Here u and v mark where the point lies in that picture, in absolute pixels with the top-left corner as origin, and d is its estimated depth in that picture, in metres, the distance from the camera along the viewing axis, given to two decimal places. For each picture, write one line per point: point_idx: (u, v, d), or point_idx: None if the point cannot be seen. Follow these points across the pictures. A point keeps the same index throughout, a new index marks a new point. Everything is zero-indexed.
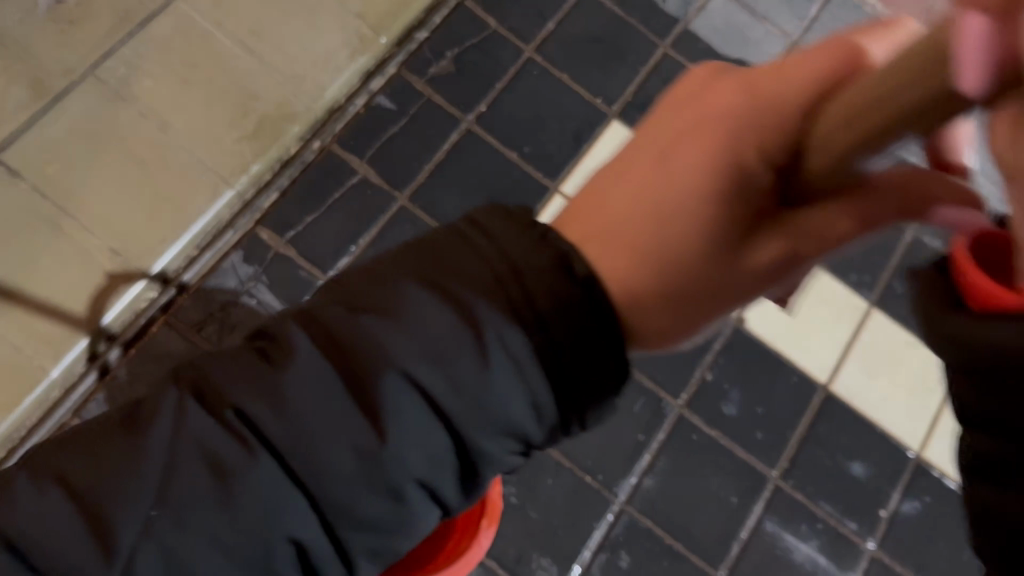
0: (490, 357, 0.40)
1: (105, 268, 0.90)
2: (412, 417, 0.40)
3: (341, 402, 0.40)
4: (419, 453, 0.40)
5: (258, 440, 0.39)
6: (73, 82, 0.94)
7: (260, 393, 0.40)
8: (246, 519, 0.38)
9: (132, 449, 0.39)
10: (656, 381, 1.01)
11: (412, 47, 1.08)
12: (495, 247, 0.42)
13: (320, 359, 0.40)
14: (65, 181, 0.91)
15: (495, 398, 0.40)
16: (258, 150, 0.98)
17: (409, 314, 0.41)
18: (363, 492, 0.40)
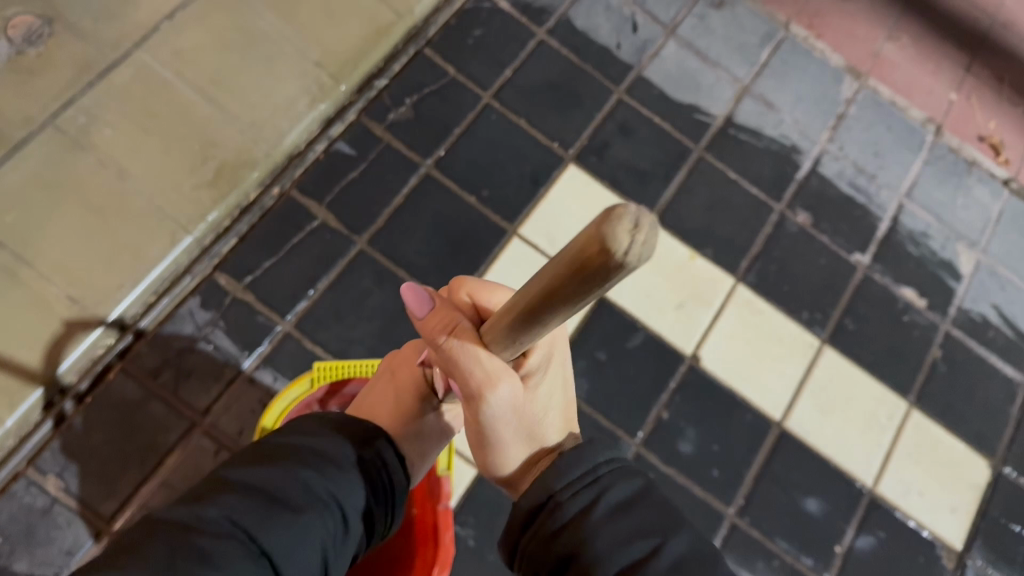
0: (340, 468, 0.66)
1: (62, 315, 0.90)
2: (314, 505, 0.62)
3: (262, 503, 0.60)
4: (325, 524, 0.62)
5: (239, 523, 0.57)
6: (33, 132, 0.95)
7: (226, 500, 0.58)
8: (249, 561, 0.55)
9: (145, 552, 0.52)
10: (613, 421, 1.03)
11: (372, 95, 1.10)
12: (302, 437, 0.67)
13: (246, 482, 0.61)
14: (23, 230, 0.92)
15: (346, 496, 0.65)
16: (217, 197, 0.99)
17: (272, 468, 0.63)
18: (303, 553, 0.60)
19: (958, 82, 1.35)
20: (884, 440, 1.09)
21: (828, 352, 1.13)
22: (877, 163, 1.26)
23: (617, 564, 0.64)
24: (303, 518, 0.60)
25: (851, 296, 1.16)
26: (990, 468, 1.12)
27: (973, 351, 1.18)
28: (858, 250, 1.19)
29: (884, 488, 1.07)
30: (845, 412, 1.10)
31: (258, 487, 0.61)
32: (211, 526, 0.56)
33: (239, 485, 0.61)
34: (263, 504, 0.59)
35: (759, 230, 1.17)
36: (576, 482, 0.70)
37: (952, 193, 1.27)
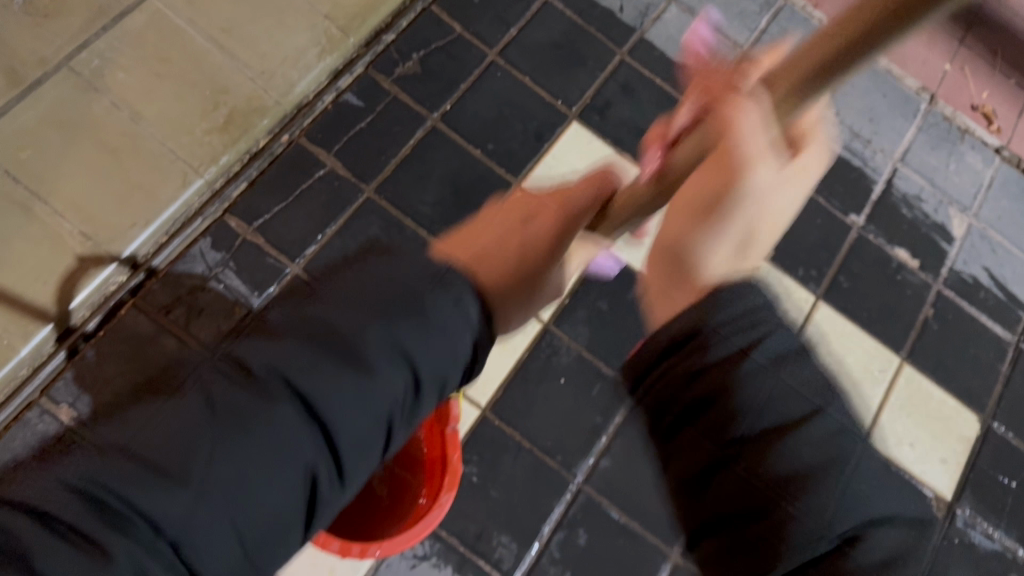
0: (425, 314, 0.49)
1: (76, 251, 0.92)
2: (384, 364, 0.47)
3: (317, 353, 0.46)
4: (389, 386, 0.47)
5: (274, 382, 0.45)
6: (47, 73, 0.97)
7: (267, 357, 0.45)
8: (269, 446, 0.43)
9: (177, 410, 0.44)
10: (613, 368, 1.05)
11: (379, 48, 1.12)
12: (388, 268, 0.51)
13: (303, 325, 0.47)
14: (37, 166, 0.94)
15: (427, 349, 0.49)
16: (228, 142, 1.01)
17: (344, 299, 0.48)
18: (363, 414, 0.46)
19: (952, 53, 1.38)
20: (876, 393, 1.12)
21: (822, 308, 1.15)
22: (872, 128, 1.28)
23: (764, 428, 0.48)
24: (363, 384, 0.46)
25: (845, 255, 1.19)
26: (979, 423, 1.15)
27: (965, 310, 1.21)
28: (853, 211, 1.22)
29: (876, 438, 1.10)
30: (839, 365, 1.12)
31: (322, 334, 0.46)
32: (253, 380, 0.45)
33: (299, 330, 0.47)
34: (320, 356, 0.46)
35: None
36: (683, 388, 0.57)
37: (946, 159, 1.30)
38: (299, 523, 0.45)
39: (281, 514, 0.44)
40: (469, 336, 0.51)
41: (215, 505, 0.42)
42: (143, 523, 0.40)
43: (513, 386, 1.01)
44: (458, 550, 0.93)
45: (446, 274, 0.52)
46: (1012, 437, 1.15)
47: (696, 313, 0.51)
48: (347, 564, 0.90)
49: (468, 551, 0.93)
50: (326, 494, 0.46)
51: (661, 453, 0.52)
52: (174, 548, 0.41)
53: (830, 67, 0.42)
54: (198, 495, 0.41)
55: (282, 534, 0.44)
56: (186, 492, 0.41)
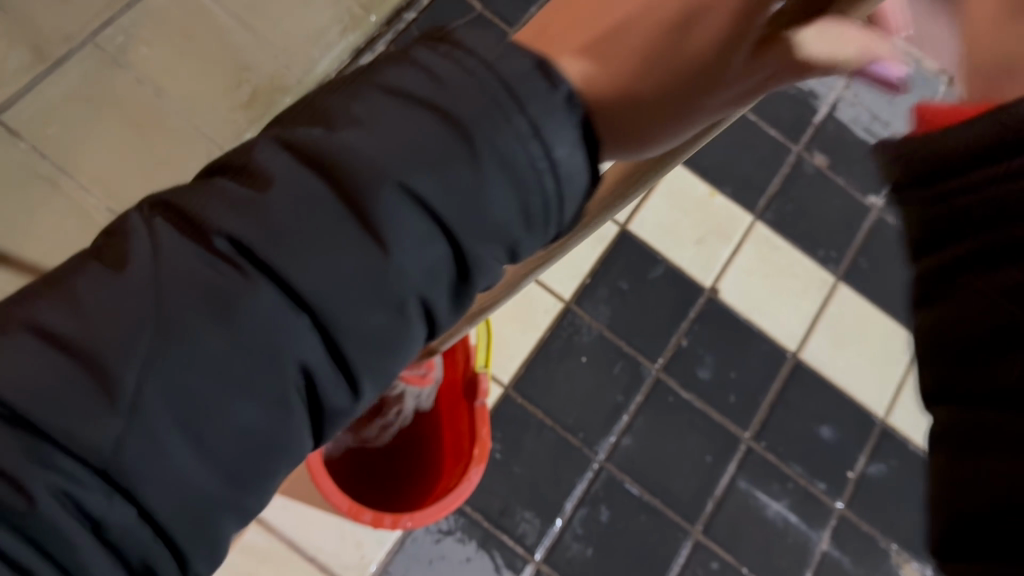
0: (474, 157, 0.34)
1: (102, 226, 0.92)
2: (423, 228, 0.33)
3: (324, 213, 0.32)
4: (419, 261, 0.34)
5: (253, 263, 0.32)
6: (72, 48, 0.97)
7: (247, 210, 0.32)
8: (252, 344, 0.31)
9: (106, 288, 0.31)
10: (634, 347, 1.05)
11: (400, 27, 1.12)
12: (440, 72, 0.35)
13: (304, 174, 0.33)
14: (63, 142, 0.94)
15: (490, 200, 0.34)
16: (252, 119, 1.02)
17: (381, 122, 0.34)
18: (378, 299, 0.33)
19: None
20: (896, 374, 1.12)
21: (843, 289, 1.15)
22: (892, 110, 1.28)
23: None
24: (378, 264, 0.33)
25: (865, 236, 1.19)
26: None
27: None
28: (873, 192, 1.22)
29: (895, 419, 1.10)
30: (859, 346, 1.13)
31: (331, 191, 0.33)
32: (223, 258, 0.32)
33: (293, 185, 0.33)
34: (322, 222, 0.32)
35: (777, 169, 1.19)
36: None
37: None
38: (302, 439, 0.34)
39: (259, 438, 0.32)
40: (552, 178, 0.35)
41: (162, 431, 0.30)
42: (67, 457, 0.29)
43: (536, 364, 1.01)
44: (482, 525, 0.94)
45: (516, 79, 0.34)
46: None
47: None
48: (372, 537, 0.91)
49: (492, 526, 0.94)
50: (335, 411, 0.34)
51: (924, 275, 0.38)
52: (110, 484, 0.30)
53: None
54: (138, 425, 0.30)
55: (265, 466, 0.33)
56: (116, 418, 0.30)
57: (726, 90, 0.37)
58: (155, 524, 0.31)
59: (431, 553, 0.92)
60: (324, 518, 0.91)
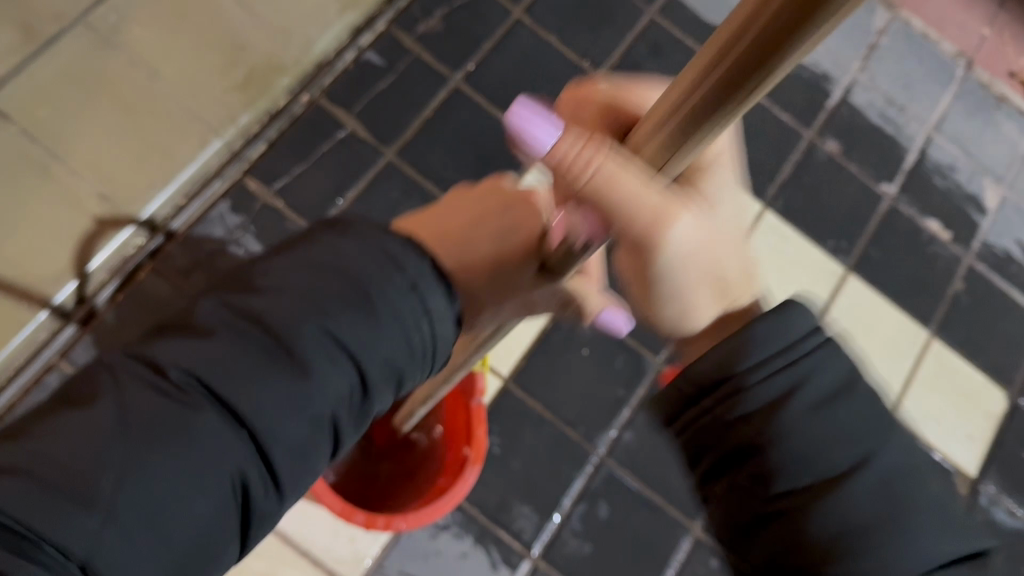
0: (369, 306, 0.44)
1: (94, 213, 0.90)
2: (325, 363, 0.43)
3: (252, 354, 0.41)
4: (336, 384, 0.43)
5: (204, 391, 0.39)
6: (64, 28, 0.94)
7: (194, 357, 0.40)
8: (204, 448, 0.38)
9: (78, 417, 0.37)
10: (637, 339, 1.03)
11: (401, 4, 1.08)
12: (331, 248, 0.45)
13: (237, 323, 0.42)
14: (54, 125, 0.91)
15: (382, 341, 0.45)
16: (247, 102, 0.99)
17: (289, 287, 0.43)
18: (300, 414, 0.42)
19: (990, 17, 1.33)
20: (904, 368, 1.10)
21: (852, 281, 1.13)
22: (906, 95, 1.24)
23: (822, 501, 0.43)
24: (302, 382, 0.42)
25: (878, 224, 1.16)
26: (1006, 399, 1.13)
27: (996, 285, 1.18)
28: (886, 179, 1.19)
29: (903, 414, 1.08)
30: (867, 339, 1.10)
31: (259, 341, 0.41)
32: (174, 388, 0.39)
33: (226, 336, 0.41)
34: (256, 357, 0.41)
35: (787, 155, 1.16)
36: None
37: (980, 128, 1.26)
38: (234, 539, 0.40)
39: (207, 536, 0.38)
40: (423, 317, 0.46)
41: (133, 526, 0.35)
42: (49, 547, 0.33)
43: (537, 356, 1.00)
44: (478, 520, 0.93)
45: (399, 256, 0.45)
46: None
47: (712, 363, 0.46)
48: (366, 532, 0.90)
49: (490, 522, 0.93)
50: (266, 509, 0.41)
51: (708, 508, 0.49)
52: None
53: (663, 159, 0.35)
54: (112, 523, 0.35)
55: (216, 549, 0.39)
56: (93, 516, 0.34)
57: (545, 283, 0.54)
58: None
59: (427, 548, 0.91)
60: (320, 514, 0.90)
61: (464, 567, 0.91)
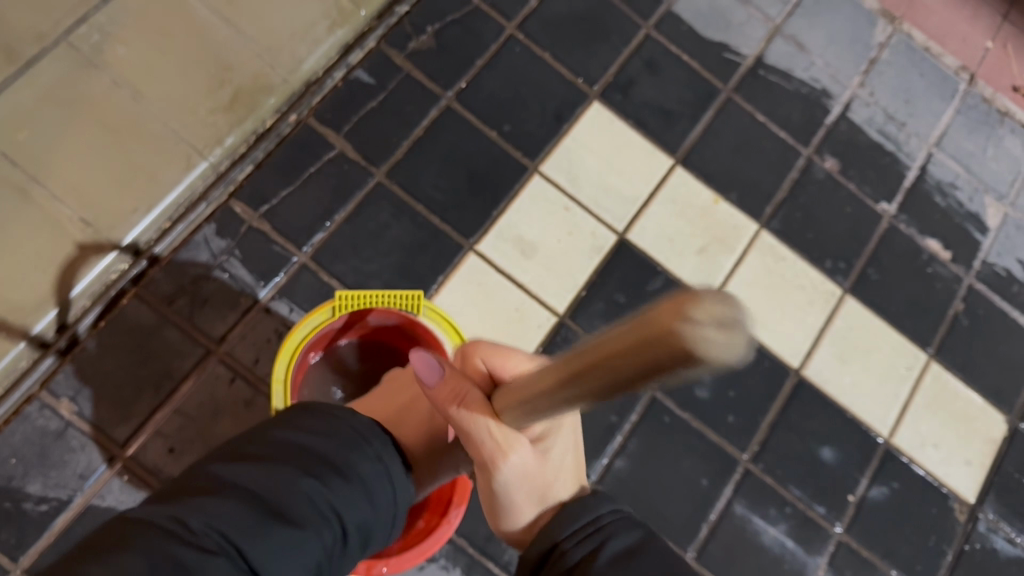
0: (347, 475, 0.61)
1: (76, 238, 0.89)
2: (316, 519, 0.57)
3: (256, 513, 0.55)
4: (317, 543, 0.57)
5: (226, 538, 0.52)
6: (45, 48, 0.93)
7: (215, 513, 0.53)
8: None
9: (136, 548, 0.48)
10: None
11: (392, 21, 1.07)
12: (306, 435, 0.62)
13: (246, 483, 0.56)
14: (35, 149, 0.90)
15: (343, 508, 0.60)
16: (233, 122, 0.97)
17: (278, 460, 0.59)
18: (299, 559, 0.56)
19: (994, 31, 1.31)
20: (903, 392, 1.08)
21: (850, 302, 1.11)
22: (907, 111, 1.22)
23: None
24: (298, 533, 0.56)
25: (877, 244, 1.14)
26: (1006, 423, 1.11)
27: (997, 306, 1.16)
28: (885, 198, 1.16)
29: (900, 439, 1.06)
30: (864, 363, 1.08)
31: (266, 504, 0.56)
32: (201, 542, 0.51)
33: (245, 492, 0.56)
34: (256, 518, 0.54)
35: (785, 173, 1.14)
36: (580, 530, 0.64)
37: (983, 144, 1.24)
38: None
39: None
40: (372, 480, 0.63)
41: None
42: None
43: None
44: (467, 552, 0.91)
45: (353, 440, 0.64)
46: None
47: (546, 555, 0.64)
48: None
49: (478, 553, 0.91)
50: None
51: None
52: None
53: (554, 394, 0.45)
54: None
55: None
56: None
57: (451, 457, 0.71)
58: None
59: None
60: None
61: None
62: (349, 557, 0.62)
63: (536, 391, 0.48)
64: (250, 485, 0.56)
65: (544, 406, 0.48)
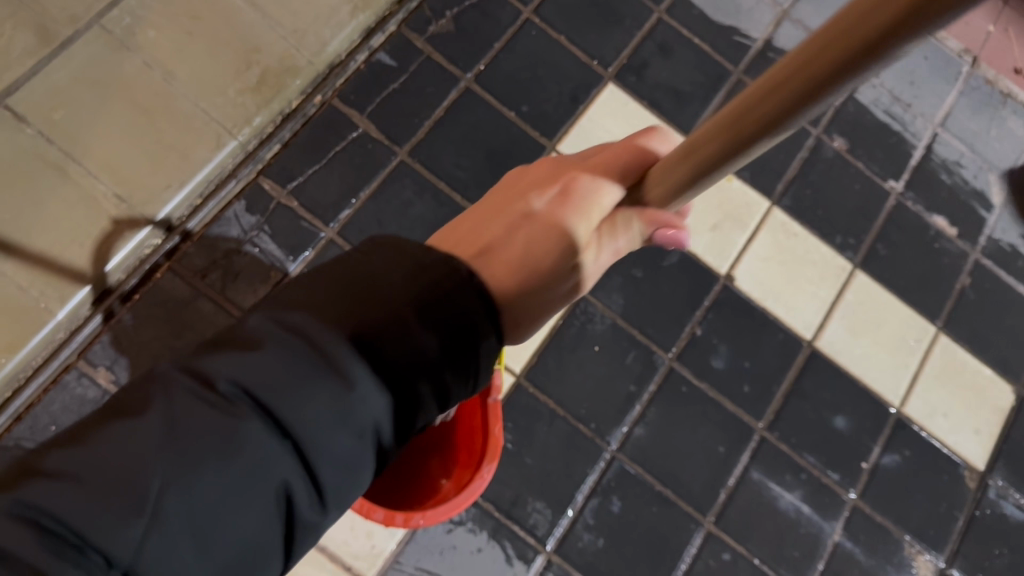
0: (416, 320, 0.42)
1: (111, 214, 0.91)
2: (372, 377, 0.40)
3: (295, 364, 0.39)
4: (378, 401, 0.41)
5: (250, 402, 0.37)
6: (78, 31, 0.95)
7: (237, 363, 0.38)
8: (244, 458, 0.36)
9: (129, 424, 0.35)
10: (647, 336, 1.04)
11: (412, 5, 1.09)
12: (377, 253, 0.44)
13: (283, 320, 0.40)
14: (69, 127, 0.92)
15: (412, 361, 0.42)
16: (261, 103, 1.00)
17: (331, 285, 0.42)
18: (349, 427, 0.40)
19: (996, 14, 1.33)
20: (913, 363, 1.11)
21: (860, 277, 1.13)
22: (912, 93, 1.25)
23: None
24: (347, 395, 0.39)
25: (886, 220, 1.17)
26: (1014, 393, 1.14)
27: (1003, 280, 1.19)
28: (893, 176, 1.19)
29: (911, 409, 1.09)
30: (875, 335, 1.11)
31: (303, 359, 0.39)
32: (222, 400, 0.37)
33: (278, 343, 0.39)
34: (293, 375, 0.38)
35: (795, 153, 1.17)
36: None
37: (987, 123, 1.26)
38: (277, 554, 0.39)
39: (251, 542, 0.37)
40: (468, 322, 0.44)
41: (174, 536, 0.34)
42: (96, 558, 0.32)
43: (548, 353, 1.00)
44: (493, 516, 0.93)
45: (420, 285, 0.43)
46: None
47: None
48: (383, 527, 0.91)
49: (504, 517, 0.94)
50: (309, 524, 0.40)
51: None
52: None
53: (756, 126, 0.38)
54: (162, 529, 0.34)
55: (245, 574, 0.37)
56: (142, 523, 0.33)
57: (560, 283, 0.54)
58: None
59: (443, 544, 0.92)
60: None
61: (479, 562, 0.92)
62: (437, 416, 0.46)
63: (706, 142, 0.42)
64: (286, 335, 0.40)
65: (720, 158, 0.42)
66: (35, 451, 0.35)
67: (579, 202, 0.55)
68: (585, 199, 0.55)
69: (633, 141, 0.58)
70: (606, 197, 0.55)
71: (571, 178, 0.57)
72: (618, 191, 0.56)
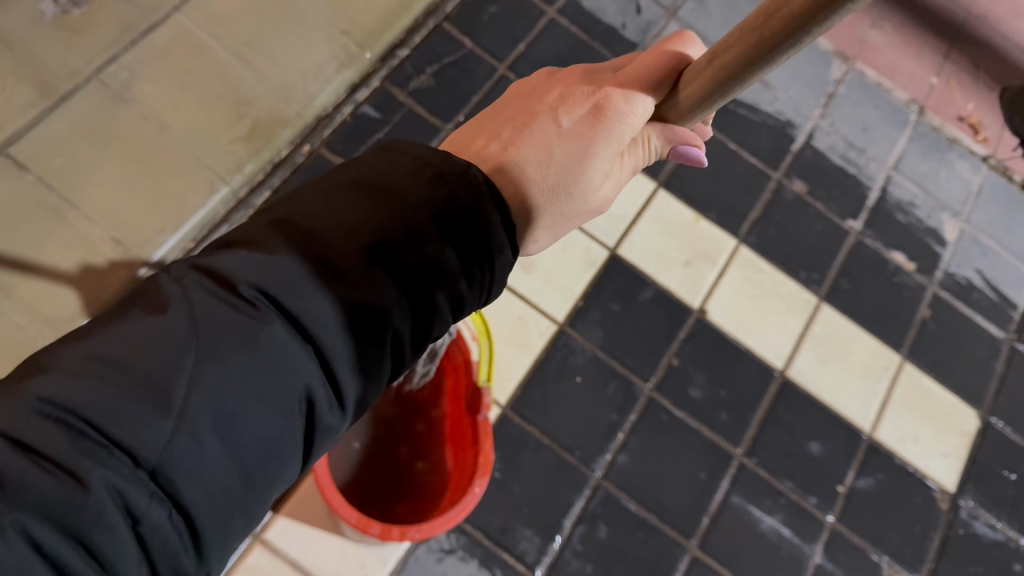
0: (426, 229, 0.49)
1: (106, 255, 0.94)
2: (385, 279, 0.47)
3: (313, 267, 0.46)
4: (395, 309, 0.48)
5: (274, 309, 0.44)
6: (77, 85, 1.00)
7: (263, 270, 0.44)
8: (265, 360, 0.43)
9: (153, 324, 0.42)
10: (627, 367, 1.08)
11: (395, 63, 1.16)
12: (388, 168, 0.51)
13: (307, 226, 0.47)
14: (68, 174, 0.97)
15: (423, 270, 0.49)
16: (251, 152, 1.04)
17: (345, 197, 0.49)
18: (363, 336, 0.46)
19: (938, 67, 1.41)
20: (880, 390, 1.15)
21: (825, 310, 1.19)
22: (866, 138, 1.32)
23: None
24: (363, 302, 0.46)
25: (847, 256, 1.23)
26: (979, 417, 1.18)
27: (961, 311, 1.24)
28: (852, 216, 1.26)
29: (881, 434, 1.13)
30: (844, 364, 1.16)
31: (334, 260, 0.46)
32: (244, 304, 0.44)
33: (304, 245, 0.46)
34: (313, 279, 0.45)
35: (758, 195, 1.23)
36: None
37: (936, 167, 1.34)
38: (298, 450, 0.46)
39: (275, 441, 0.43)
40: (476, 231, 0.52)
41: (203, 430, 0.41)
42: (124, 455, 0.38)
43: (532, 385, 1.04)
44: (483, 543, 0.95)
45: (435, 199, 0.50)
46: (1010, 432, 1.19)
47: None
48: (376, 557, 0.93)
49: (493, 544, 0.96)
50: (327, 427, 0.47)
51: None
52: (122, 505, 0.38)
53: (770, 40, 0.44)
54: (186, 426, 0.40)
55: (267, 471, 0.44)
56: (168, 422, 0.39)
57: (578, 199, 0.63)
58: (187, 512, 0.40)
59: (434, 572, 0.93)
60: (331, 541, 0.92)
61: None
62: (450, 326, 0.53)
63: (736, 45, 0.47)
64: (319, 235, 0.47)
65: (750, 57, 0.47)
66: (64, 341, 0.41)
67: (610, 121, 0.61)
68: (618, 119, 0.61)
69: (666, 46, 0.63)
70: (638, 112, 0.62)
71: (604, 95, 0.62)
72: (649, 102, 0.62)
